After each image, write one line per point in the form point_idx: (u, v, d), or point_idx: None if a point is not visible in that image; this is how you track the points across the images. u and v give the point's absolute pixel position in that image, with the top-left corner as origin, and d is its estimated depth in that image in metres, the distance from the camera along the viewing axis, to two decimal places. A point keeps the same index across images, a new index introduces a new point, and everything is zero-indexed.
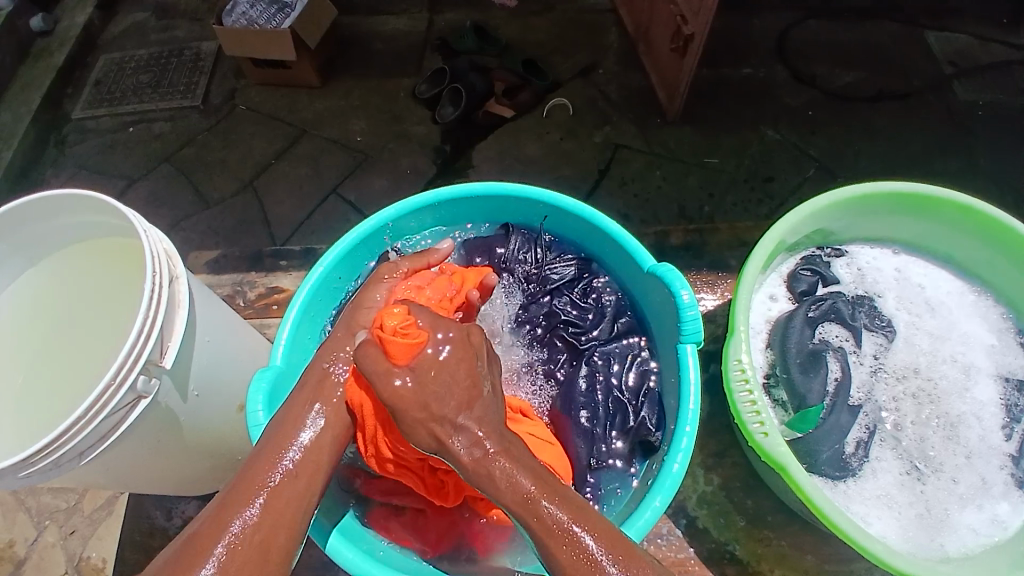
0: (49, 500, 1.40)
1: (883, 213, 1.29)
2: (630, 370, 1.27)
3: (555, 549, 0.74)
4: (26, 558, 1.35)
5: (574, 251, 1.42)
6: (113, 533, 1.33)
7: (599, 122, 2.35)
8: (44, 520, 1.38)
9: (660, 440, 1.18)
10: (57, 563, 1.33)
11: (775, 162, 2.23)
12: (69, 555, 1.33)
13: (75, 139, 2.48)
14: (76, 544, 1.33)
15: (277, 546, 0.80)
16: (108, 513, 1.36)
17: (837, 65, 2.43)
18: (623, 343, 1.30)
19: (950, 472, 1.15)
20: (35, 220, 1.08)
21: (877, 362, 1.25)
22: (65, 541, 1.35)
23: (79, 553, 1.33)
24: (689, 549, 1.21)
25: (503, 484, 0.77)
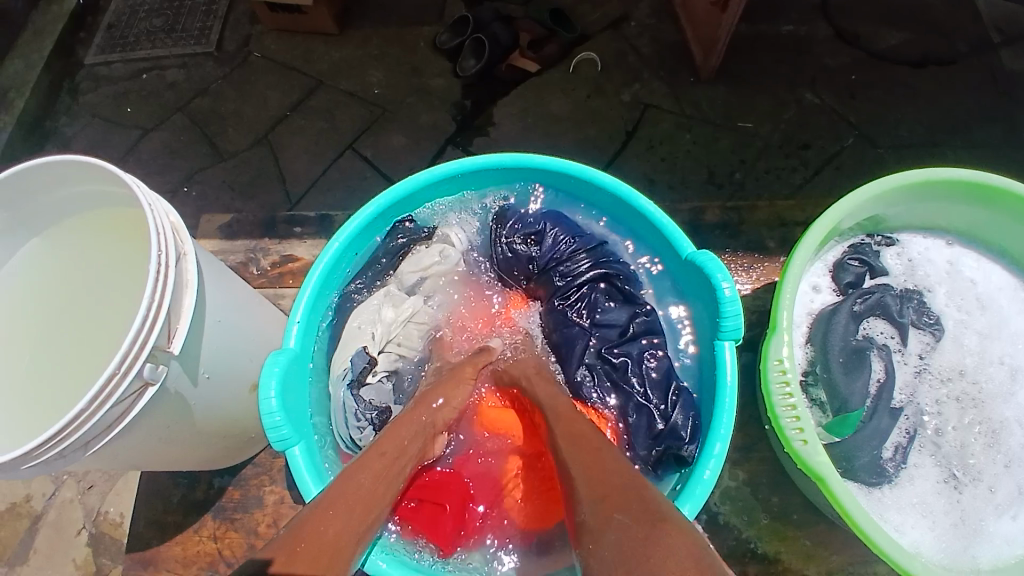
0: None
1: (943, 199, 1.19)
2: (660, 366, 1.20)
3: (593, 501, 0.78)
4: (42, 512, 1.52)
5: (576, 241, 1.32)
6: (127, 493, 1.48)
7: (628, 80, 2.21)
8: (62, 476, 1.54)
9: (694, 454, 1.11)
10: (75, 517, 1.49)
11: (813, 129, 2.09)
12: (86, 510, 1.49)
13: (88, 86, 2.41)
14: (94, 500, 1.49)
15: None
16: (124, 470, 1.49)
17: (886, 23, 2.25)
18: (643, 345, 1.23)
19: (988, 481, 1.09)
20: (32, 191, 1.02)
21: (921, 362, 1.17)
22: (82, 496, 1.51)
23: (97, 508, 1.49)
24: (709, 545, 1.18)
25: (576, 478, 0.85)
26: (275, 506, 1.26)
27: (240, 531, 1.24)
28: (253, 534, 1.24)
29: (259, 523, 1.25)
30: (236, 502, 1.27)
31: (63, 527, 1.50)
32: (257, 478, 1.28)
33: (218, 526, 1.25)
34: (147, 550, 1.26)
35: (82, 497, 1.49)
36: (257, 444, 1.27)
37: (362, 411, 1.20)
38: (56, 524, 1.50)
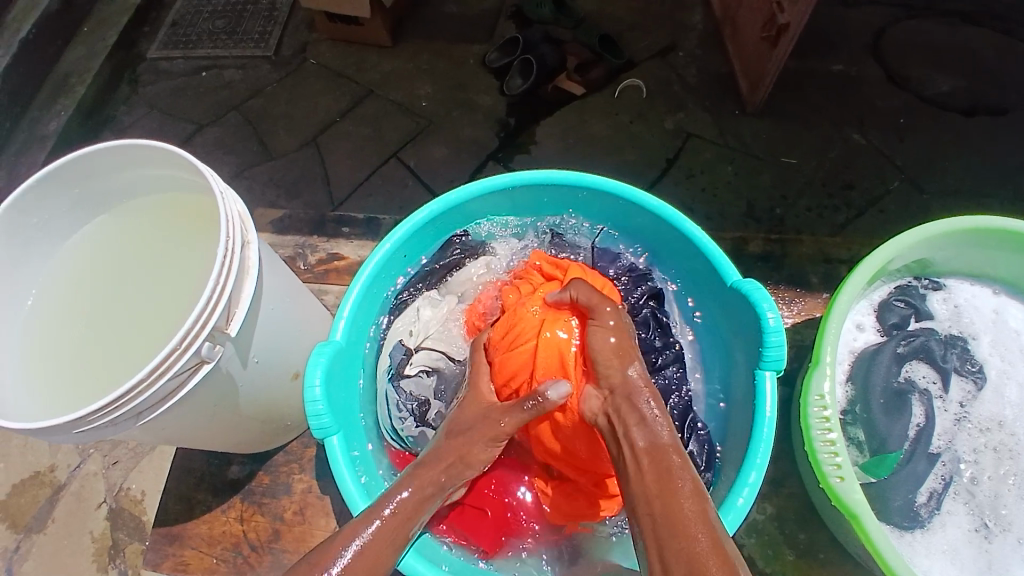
0: None
1: (994, 248, 1.17)
2: (679, 397, 1.21)
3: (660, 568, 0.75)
4: (66, 483, 1.57)
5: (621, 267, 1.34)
6: (151, 472, 1.52)
7: (672, 108, 2.23)
8: (89, 449, 1.59)
9: (707, 482, 1.12)
10: (97, 490, 1.54)
11: (858, 170, 2.07)
12: (109, 484, 1.54)
13: (149, 80, 2.51)
14: (118, 475, 1.54)
15: None
16: (150, 449, 1.55)
17: (938, 69, 2.24)
18: (666, 375, 1.23)
19: (1019, 533, 1.05)
20: (108, 170, 1.10)
21: (962, 410, 1.15)
22: (107, 471, 1.56)
23: (120, 484, 1.53)
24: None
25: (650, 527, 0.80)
26: (302, 495, 1.29)
27: (266, 515, 1.27)
28: (278, 519, 1.27)
29: (285, 510, 1.28)
30: (265, 487, 1.30)
31: (85, 499, 1.54)
32: (288, 465, 1.31)
33: (245, 509, 1.28)
34: (174, 526, 1.29)
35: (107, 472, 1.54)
36: (292, 433, 1.30)
37: (405, 407, 1.25)
38: (77, 495, 1.55)
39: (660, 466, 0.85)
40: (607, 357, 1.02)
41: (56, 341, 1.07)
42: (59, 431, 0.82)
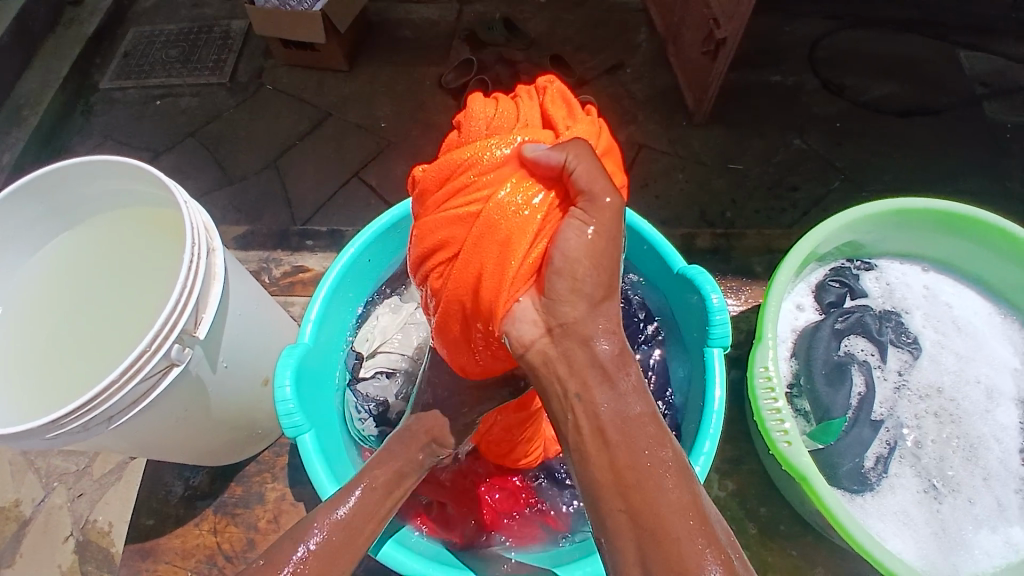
0: (60, 462, 1.57)
1: (916, 228, 1.28)
2: None
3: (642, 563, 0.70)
4: (32, 517, 1.52)
5: None
6: (120, 501, 1.49)
7: (623, 121, 2.33)
8: (53, 482, 1.55)
9: None
10: (63, 523, 1.50)
11: (801, 173, 2.20)
12: (75, 517, 1.50)
13: (102, 109, 2.47)
14: (85, 507, 1.50)
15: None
16: (115, 479, 1.52)
17: (869, 77, 2.40)
18: None
19: (967, 493, 1.14)
20: (75, 183, 1.13)
21: (901, 378, 1.24)
22: (72, 503, 1.52)
23: (86, 516, 1.49)
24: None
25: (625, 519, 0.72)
26: (276, 502, 1.30)
27: (240, 525, 1.27)
28: (253, 529, 1.27)
29: (259, 520, 1.28)
30: (238, 497, 1.30)
31: (51, 530, 1.50)
32: (260, 475, 1.32)
33: (218, 521, 1.28)
34: (147, 542, 1.28)
35: (72, 504, 1.50)
36: (262, 443, 1.32)
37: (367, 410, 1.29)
38: (43, 528, 1.51)
39: (621, 483, 0.72)
40: (572, 275, 0.78)
41: (31, 353, 1.10)
42: (30, 437, 0.85)
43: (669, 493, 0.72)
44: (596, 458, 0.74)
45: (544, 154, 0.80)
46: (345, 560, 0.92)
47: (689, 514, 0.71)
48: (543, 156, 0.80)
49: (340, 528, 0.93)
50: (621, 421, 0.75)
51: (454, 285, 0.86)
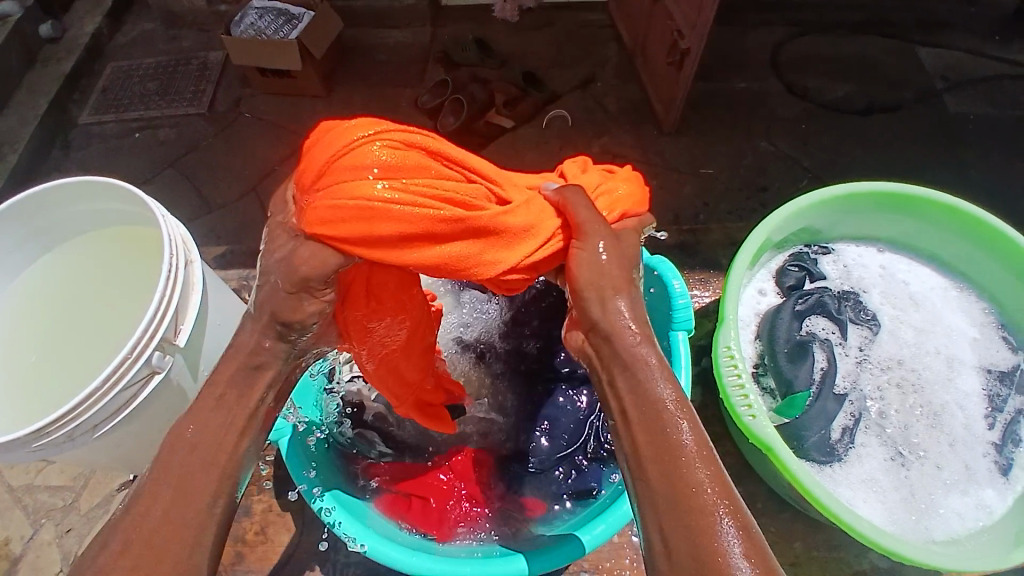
0: (47, 498, 1.46)
1: (865, 211, 1.36)
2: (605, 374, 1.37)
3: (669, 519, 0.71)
4: (21, 556, 1.40)
5: None
6: None
7: (596, 133, 2.30)
8: (41, 519, 1.44)
9: None
10: (52, 560, 1.39)
11: (769, 172, 2.18)
12: (65, 553, 1.40)
13: (82, 144, 2.46)
14: (73, 543, 1.41)
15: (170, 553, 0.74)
16: (107, 512, 1.44)
17: (830, 79, 2.45)
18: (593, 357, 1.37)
19: (934, 459, 1.18)
20: (53, 205, 1.18)
21: (862, 353, 1.29)
22: (61, 539, 1.42)
23: (76, 551, 1.40)
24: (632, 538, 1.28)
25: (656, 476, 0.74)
26: (263, 514, 1.33)
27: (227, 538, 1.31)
28: (239, 541, 1.30)
29: (246, 531, 1.31)
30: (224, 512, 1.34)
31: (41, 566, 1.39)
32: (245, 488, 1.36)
33: None
34: None
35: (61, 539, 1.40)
36: None
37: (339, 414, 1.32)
38: (33, 567, 1.39)
39: (664, 467, 0.74)
40: (601, 289, 0.88)
41: (18, 370, 1.13)
42: (17, 447, 0.90)
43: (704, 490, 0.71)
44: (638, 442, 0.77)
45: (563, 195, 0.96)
46: (207, 484, 0.79)
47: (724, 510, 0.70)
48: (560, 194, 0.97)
49: (187, 447, 0.80)
50: (643, 404, 0.78)
51: (444, 219, 0.86)
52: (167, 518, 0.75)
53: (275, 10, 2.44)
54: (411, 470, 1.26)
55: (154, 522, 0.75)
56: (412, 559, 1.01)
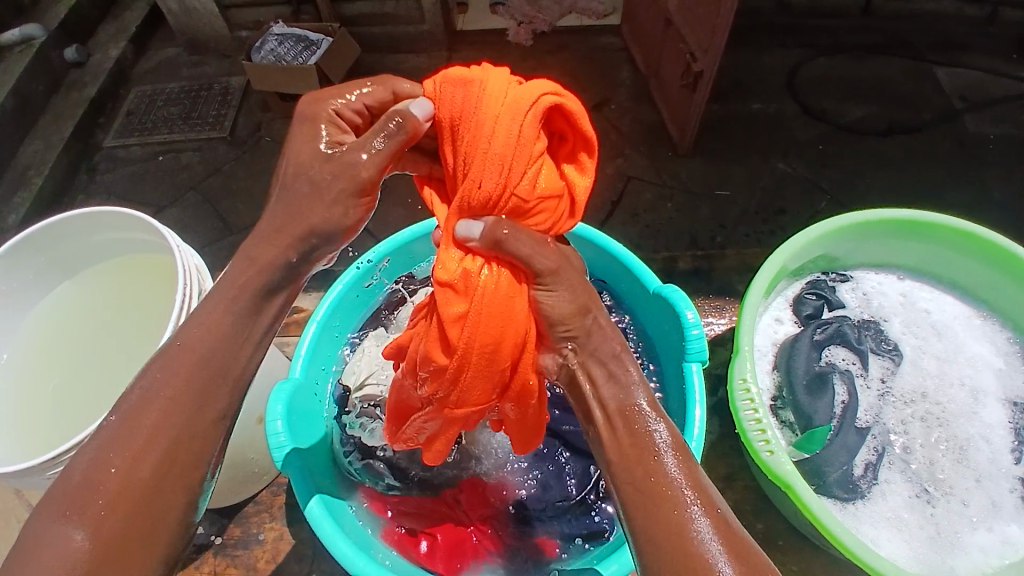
0: None
1: (883, 237, 1.34)
2: None
3: (664, 509, 0.76)
4: None
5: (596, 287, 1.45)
6: None
7: (610, 156, 2.28)
8: None
9: None
10: None
11: (786, 195, 2.15)
12: None
13: (106, 167, 2.50)
14: None
15: (165, 497, 0.75)
16: None
17: (847, 100, 2.42)
18: None
19: (960, 495, 1.14)
20: (71, 236, 1.21)
21: (883, 385, 1.26)
22: None
23: None
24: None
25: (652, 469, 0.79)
26: (274, 543, 1.33)
27: (240, 566, 1.31)
28: (251, 570, 1.30)
29: (258, 560, 1.32)
30: (236, 540, 1.34)
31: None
32: (258, 515, 1.36)
33: (218, 563, 1.31)
34: None
35: None
36: (261, 481, 1.36)
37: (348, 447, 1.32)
38: None
39: (648, 499, 0.77)
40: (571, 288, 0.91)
41: (32, 395, 1.15)
42: (34, 474, 0.93)
43: (696, 520, 0.74)
44: (622, 477, 0.81)
45: (518, 229, 0.87)
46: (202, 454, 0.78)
47: (719, 541, 0.73)
48: (511, 228, 0.87)
49: (197, 357, 0.80)
50: (629, 438, 0.83)
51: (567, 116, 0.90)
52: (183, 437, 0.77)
53: (296, 36, 2.46)
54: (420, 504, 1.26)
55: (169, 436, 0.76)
56: None
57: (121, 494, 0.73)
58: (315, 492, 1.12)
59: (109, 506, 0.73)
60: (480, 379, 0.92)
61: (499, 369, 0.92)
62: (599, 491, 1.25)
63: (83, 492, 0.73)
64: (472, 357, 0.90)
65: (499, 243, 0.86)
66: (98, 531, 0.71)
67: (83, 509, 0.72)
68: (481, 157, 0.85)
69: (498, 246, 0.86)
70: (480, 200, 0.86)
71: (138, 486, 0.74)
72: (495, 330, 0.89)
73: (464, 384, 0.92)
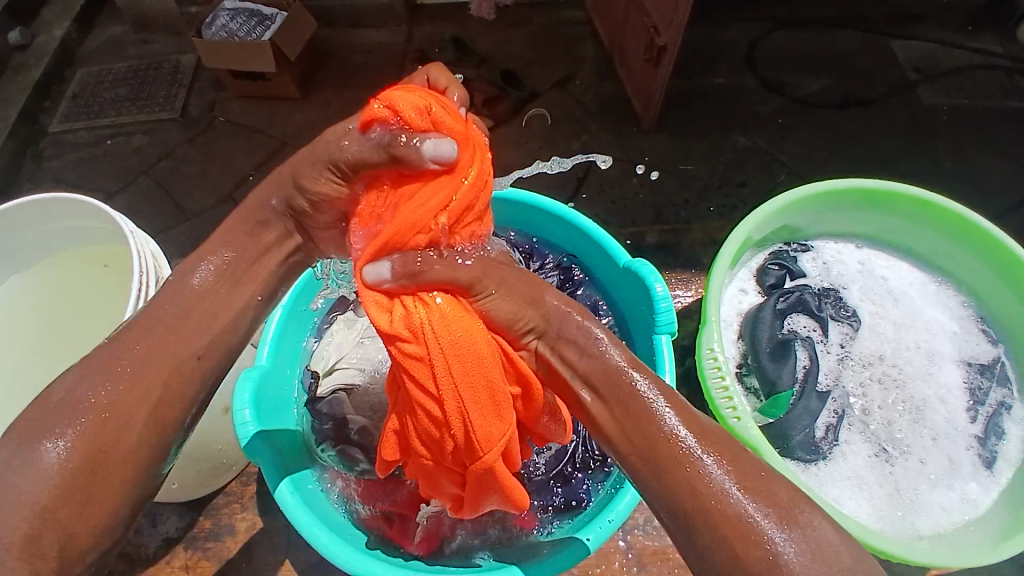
0: None
1: (842, 207, 1.37)
2: None
3: (677, 470, 0.76)
4: None
5: (565, 261, 1.46)
6: None
7: (576, 132, 2.27)
8: None
9: None
10: None
11: (747, 168, 2.18)
12: None
13: (53, 153, 2.38)
14: None
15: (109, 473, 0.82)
16: None
17: (806, 73, 2.46)
18: None
19: (918, 454, 1.20)
20: (18, 228, 1.16)
21: (843, 350, 1.30)
22: None
23: None
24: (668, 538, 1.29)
25: (654, 427, 0.80)
26: (247, 532, 1.32)
27: (212, 559, 1.29)
28: (223, 561, 1.29)
29: (230, 551, 1.30)
30: (207, 533, 1.32)
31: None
32: (229, 506, 1.34)
33: (190, 557, 1.30)
34: None
35: None
36: (228, 473, 1.33)
37: (322, 433, 1.28)
38: None
39: (654, 465, 0.78)
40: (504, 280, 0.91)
41: None
42: None
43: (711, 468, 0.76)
44: (624, 449, 0.82)
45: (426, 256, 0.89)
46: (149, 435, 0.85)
47: (735, 484, 0.75)
48: (424, 258, 0.89)
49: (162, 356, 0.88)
50: (621, 406, 0.83)
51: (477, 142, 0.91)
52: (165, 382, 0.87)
53: (248, 11, 2.36)
54: (399, 487, 1.23)
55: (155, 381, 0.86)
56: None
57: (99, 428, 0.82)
58: (284, 476, 1.11)
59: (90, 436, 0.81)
60: (487, 416, 0.91)
61: (498, 396, 0.92)
62: (574, 464, 1.27)
63: (66, 415, 0.82)
64: (470, 400, 0.89)
65: (417, 276, 0.88)
66: (73, 461, 0.80)
67: (68, 430, 0.81)
68: (414, 207, 0.88)
69: (416, 280, 0.88)
70: (409, 246, 0.89)
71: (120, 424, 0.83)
72: (477, 360, 0.88)
73: (475, 429, 0.90)
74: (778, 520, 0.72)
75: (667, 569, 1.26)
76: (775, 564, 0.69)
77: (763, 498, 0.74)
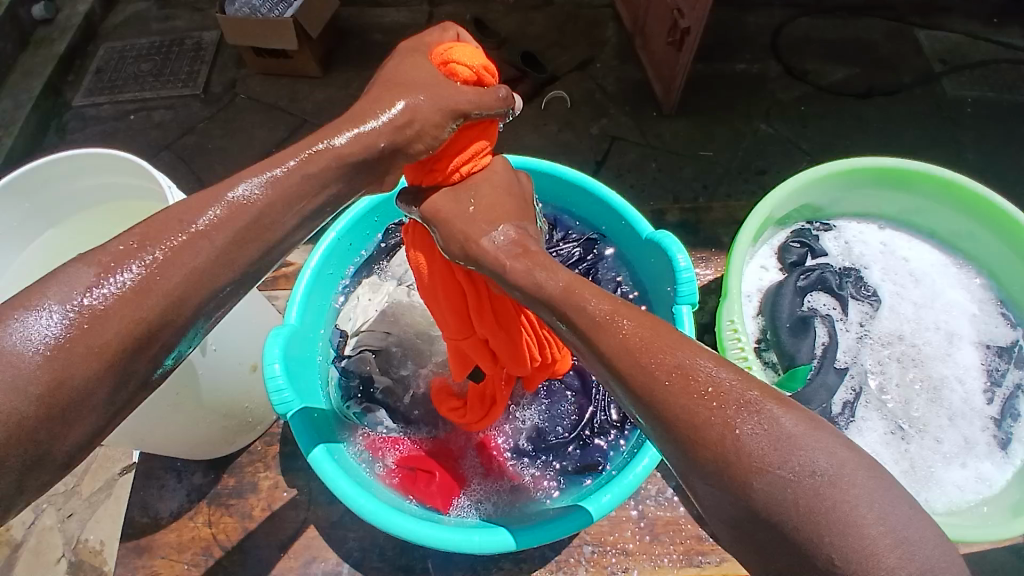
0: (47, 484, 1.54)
1: (866, 187, 1.37)
2: None
3: (630, 373, 0.67)
4: (23, 540, 1.50)
5: (589, 233, 1.49)
6: (111, 518, 1.48)
7: (596, 115, 2.27)
8: (42, 504, 1.52)
9: None
10: (53, 544, 1.47)
11: (767, 155, 2.18)
12: (67, 537, 1.48)
13: (77, 127, 2.41)
14: (74, 527, 1.48)
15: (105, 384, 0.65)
16: (105, 496, 1.51)
17: (829, 61, 2.43)
18: None
19: (933, 432, 1.21)
20: (57, 181, 1.19)
21: (863, 329, 1.31)
22: (62, 523, 1.49)
23: (77, 536, 1.48)
24: (681, 509, 1.31)
25: (599, 328, 0.71)
26: (269, 490, 1.35)
27: (235, 515, 1.33)
28: (247, 518, 1.33)
29: (253, 507, 1.34)
30: (231, 489, 1.36)
31: (42, 556, 1.47)
32: (253, 464, 1.38)
33: (212, 512, 1.34)
34: (143, 539, 1.32)
35: (62, 524, 1.48)
36: (254, 431, 1.37)
37: (348, 390, 1.34)
38: (34, 552, 1.48)
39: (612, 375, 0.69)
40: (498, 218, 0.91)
41: None
42: None
43: (661, 364, 0.66)
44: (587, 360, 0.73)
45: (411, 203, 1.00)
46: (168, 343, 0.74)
47: (684, 381, 0.64)
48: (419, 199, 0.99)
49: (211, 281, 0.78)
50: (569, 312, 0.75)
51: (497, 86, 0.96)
52: (180, 293, 0.70)
53: None
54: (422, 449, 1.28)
55: (180, 282, 0.70)
56: (421, 528, 1.03)
57: (83, 328, 0.64)
58: (319, 440, 1.13)
59: (81, 334, 0.64)
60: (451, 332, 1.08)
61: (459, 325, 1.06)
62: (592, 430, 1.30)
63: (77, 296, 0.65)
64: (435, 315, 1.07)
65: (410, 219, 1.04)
66: (49, 361, 0.62)
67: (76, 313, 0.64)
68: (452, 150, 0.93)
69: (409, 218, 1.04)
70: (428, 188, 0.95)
71: (113, 325, 0.65)
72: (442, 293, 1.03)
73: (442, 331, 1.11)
74: (741, 416, 0.61)
75: (679, 539, 1.28)
76: (734, 462, 0.59)
77: (718, 394, 0.63)
